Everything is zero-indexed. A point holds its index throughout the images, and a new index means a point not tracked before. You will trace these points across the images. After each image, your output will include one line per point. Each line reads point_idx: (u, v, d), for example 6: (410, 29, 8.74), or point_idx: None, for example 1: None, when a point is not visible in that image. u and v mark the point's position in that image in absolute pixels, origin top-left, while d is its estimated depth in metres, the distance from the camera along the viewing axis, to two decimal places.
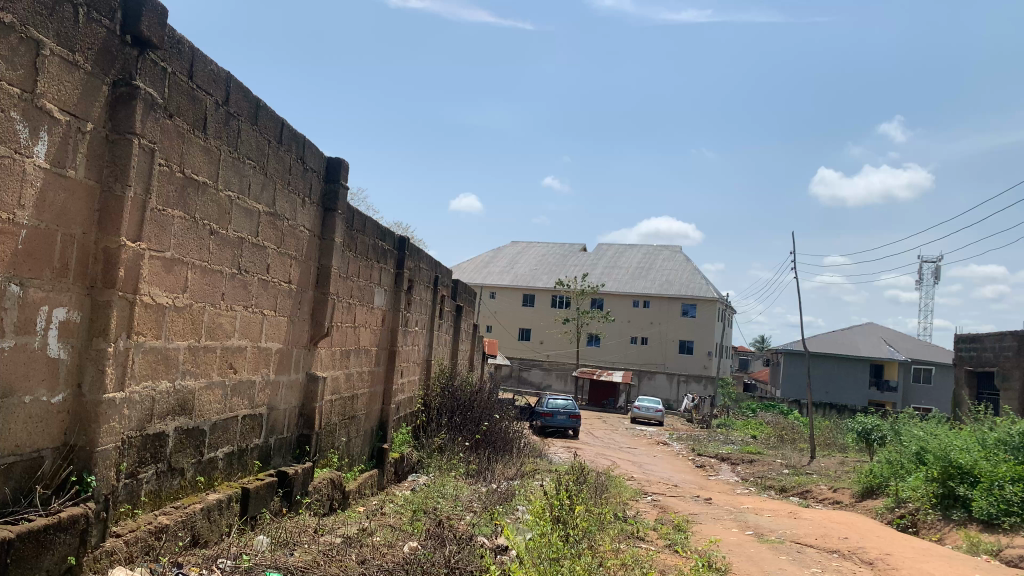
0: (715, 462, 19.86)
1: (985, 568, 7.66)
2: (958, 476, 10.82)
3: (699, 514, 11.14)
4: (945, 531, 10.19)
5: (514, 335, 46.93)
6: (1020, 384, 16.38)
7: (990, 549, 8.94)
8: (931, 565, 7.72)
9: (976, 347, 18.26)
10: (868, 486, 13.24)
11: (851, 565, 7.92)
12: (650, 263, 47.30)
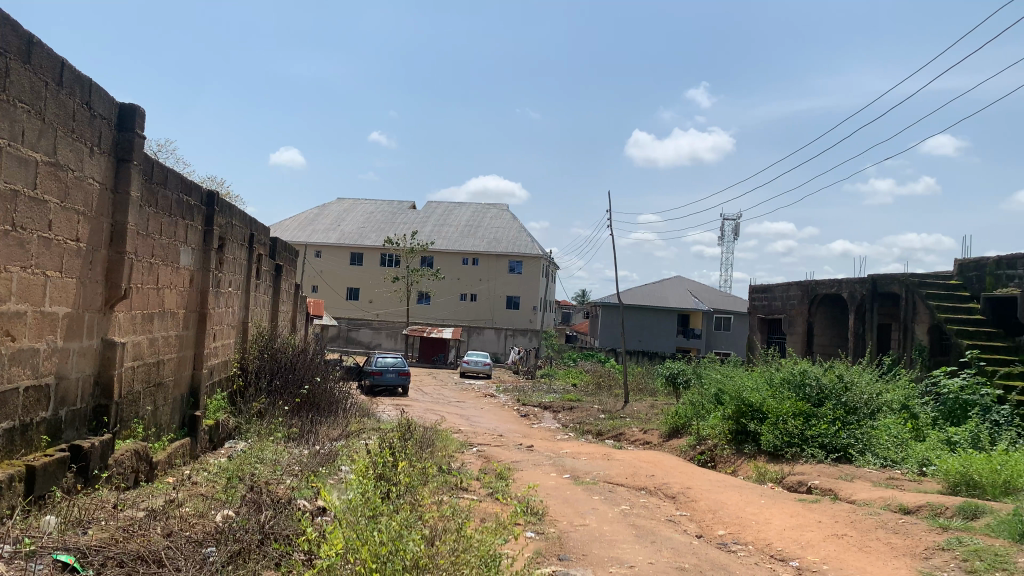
0: (538, 411, 20.66)
1: (769, 495, 8.48)
2: (749, 413, 11.85)
3: (521, 461, 11.55)
4: (738, 464, 11.29)
5: (341, 295, 45.92)
6: (804, 328, 18.18)
7: (774, 477, 9.98)
8: (725, 496, 8.45)
9: (767, 296, 20.06)
10: (674, 426, 14.28)
11: (656, 501, 8.52)
12: (478, 221, 47.78)
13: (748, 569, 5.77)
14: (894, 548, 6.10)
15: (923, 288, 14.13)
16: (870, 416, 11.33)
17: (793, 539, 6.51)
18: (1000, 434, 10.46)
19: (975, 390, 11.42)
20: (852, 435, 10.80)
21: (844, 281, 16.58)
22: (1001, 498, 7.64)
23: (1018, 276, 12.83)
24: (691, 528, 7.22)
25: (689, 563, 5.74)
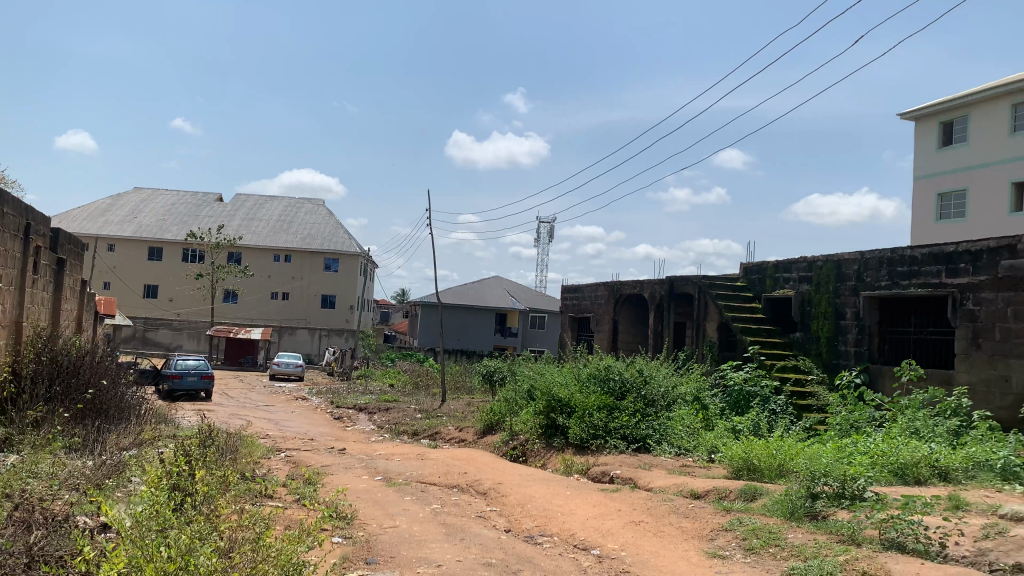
0: (353, 413, 20.23)
1: (575, 486, 8.82)
2: (559, 408, 12.22)
3: (332, 465, 11.23)
4: (548, 457, 11.65)
5: (138, 292, 42.55)
6: (610, 327, 19.13)
7: (580, 469, 10.39)
8: (534, 489, 8.67)
9: (577, 296, 20.91)
10: (488, 423, 14.50)
11: (467, 498, 8.58)
12: (292, 216, 46.09)
13: (552, 560, 5.93)
14: (684, 531, 6.53)
15: (713, 289, 15.28)
16: (666, 407, 12.13)
17: (595, 528, 6.80)
18: (776, 422, 11.61)
19: (756, 381, 12.59)
20: (651, 426, 11.50)
21: (646, 282, 17.58)
22: (776, 480, 8.43)
23: (793, 279, 14.25)
24: (500, 523, 7.34)
25: (496, 558, 5.81)
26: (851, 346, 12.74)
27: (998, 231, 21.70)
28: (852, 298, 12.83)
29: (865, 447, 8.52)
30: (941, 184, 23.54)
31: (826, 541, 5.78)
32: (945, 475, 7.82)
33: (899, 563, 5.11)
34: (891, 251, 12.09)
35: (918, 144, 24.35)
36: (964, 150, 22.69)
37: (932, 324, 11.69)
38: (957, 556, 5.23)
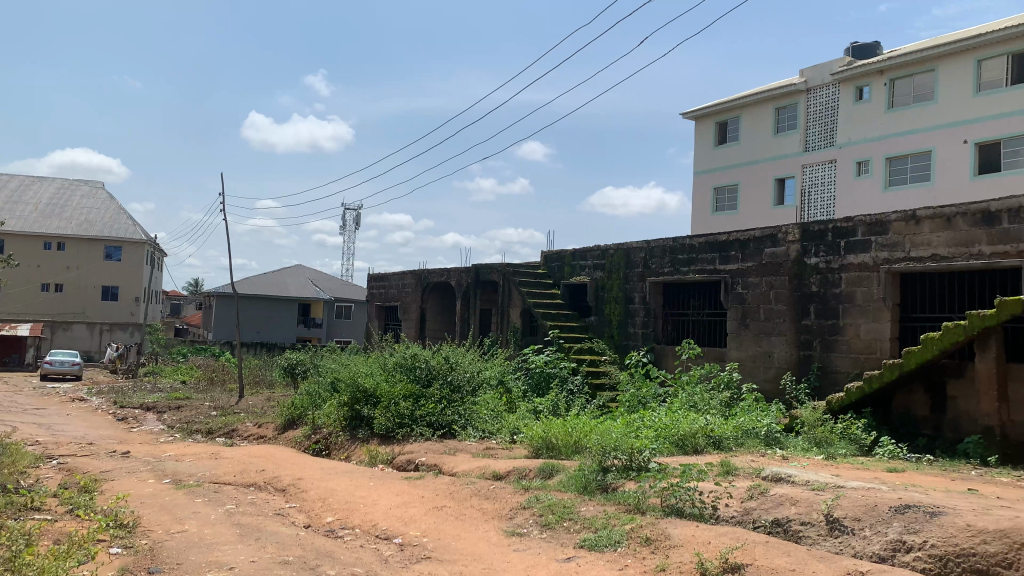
0: (140, 413, 18.72)
1: (379, 476, 8.72)
2: (363, 399, 12.03)
3: (113, 470, 10.31)
4: (352, 449, 11.45)
5: None
6: (417, 315, 19.09)
7: (385, 458, 10.30)
8: (335, 482, 8.47)
9: (383, 285, 20.68)
10: (290, 417, 13.99)
11: (265, 496, 8.23)
12: (65, 199, 41.75)
13: (353, 552, 5.83)
14: (485, 513, 6.68)
15: (516, 276, 15.67)
16: (471, 392, 12.31)
17: (397, 517, 6.76)
18: (574, 402, 12.17)
19: (555, 364, 13.11)
20: (456, 412, 11.64)
21: (452, 270, 17.70)
22: (572, 456, 8.83)
23: (588, 266, 14.97)
24: (299, 519, 7.10)
25: (293, 555, 5.61)
26: (639, 328, 13.63)
27: (764, 222, 24.05)
28: (640, 283, 13.70)
29: (651, 421, 9.14)
30: (717, 180, 25.67)
31: (614, 511, 6.15)
32: (718, 443, 8.59)
33: (678, 526, 5.53)
34: (673, 240, 13.04)
35: (698, 142, 26.40)
36: (736, 148, 24.93)
37: (709, 306, 12.74)
38: (727, 516, 5.78)
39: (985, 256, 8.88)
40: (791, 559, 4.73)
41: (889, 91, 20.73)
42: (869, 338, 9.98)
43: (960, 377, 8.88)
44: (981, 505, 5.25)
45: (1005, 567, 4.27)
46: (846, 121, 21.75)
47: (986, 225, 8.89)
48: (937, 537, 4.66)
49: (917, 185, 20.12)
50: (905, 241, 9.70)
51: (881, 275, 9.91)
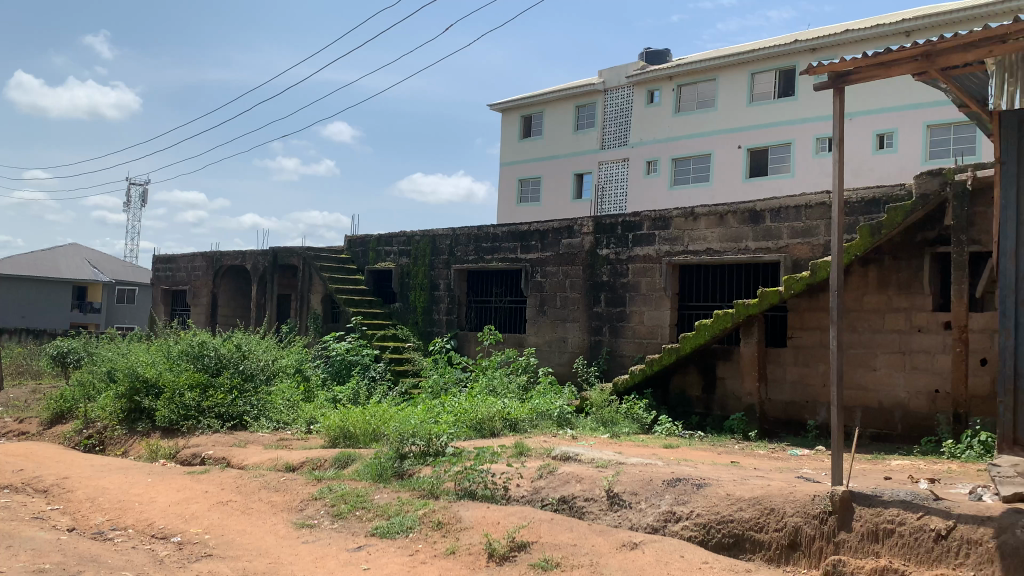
0: None
1: (158, 472, 8.11)
2: (143, 390, 11.14)
3: None
4: (130, 444, 10.59)
5: None
6: (208, 300, 17.96)
7: (167, 453, 9.61)
8: (108, 480, 7.79)
9: (171, 267, 19.23)
10: (58, 411, 12.68)
11: (21, 498, 7.39)
12: None
13: (122, 555, 5.38)
14: (274, 505, 6.42)
15: (317, 261, 15.16)
16: (266, 381, 11.80)
17: (176, 514, 6.33)
18: (375, 389, 12.05)
19: (357, 351, 12.87)
20: (248, 402, 11.13)
21: (248, 252, 16.80)
22: (370, 444, 8.73)
23: (393, 252, 14.83)
24: (61, 522, 6.45)
25: (50, 563, 5.08)
26: (443, 315, 13.73)
27: (563, 214, 25.08)
28: (444, 271, 13.78)
29: (450, 406, 9.23)
30: (521, 171, 26.37)
31: (407, 497, 6.14)
32: (514, 426, 8.85)
33: (469, 509, 5.63)
34: (478, 228, 13.23)
35: (503, 133, 26.95)
36: (540, 142, 25.75)
37: (510, 294, 13.07)
38: (517, 496, 5.96)
39: (751, 251, 9.82)
40: (573, 535, 4.97)
41: (677, 96, 22.32)
42: (651, 325, 10.73)
43: (728, 360, 9.75)
44: (739, 476, 5.81)
45: (757, 531, 4.75)
46: (638, 122, 23.12)
47: (752, 223, 9.82)
48: (701, 507, 5.09)
49: (698, 185, 21.84)
50: (684, 236, 10.48)
51: (663, 266, 10.66)
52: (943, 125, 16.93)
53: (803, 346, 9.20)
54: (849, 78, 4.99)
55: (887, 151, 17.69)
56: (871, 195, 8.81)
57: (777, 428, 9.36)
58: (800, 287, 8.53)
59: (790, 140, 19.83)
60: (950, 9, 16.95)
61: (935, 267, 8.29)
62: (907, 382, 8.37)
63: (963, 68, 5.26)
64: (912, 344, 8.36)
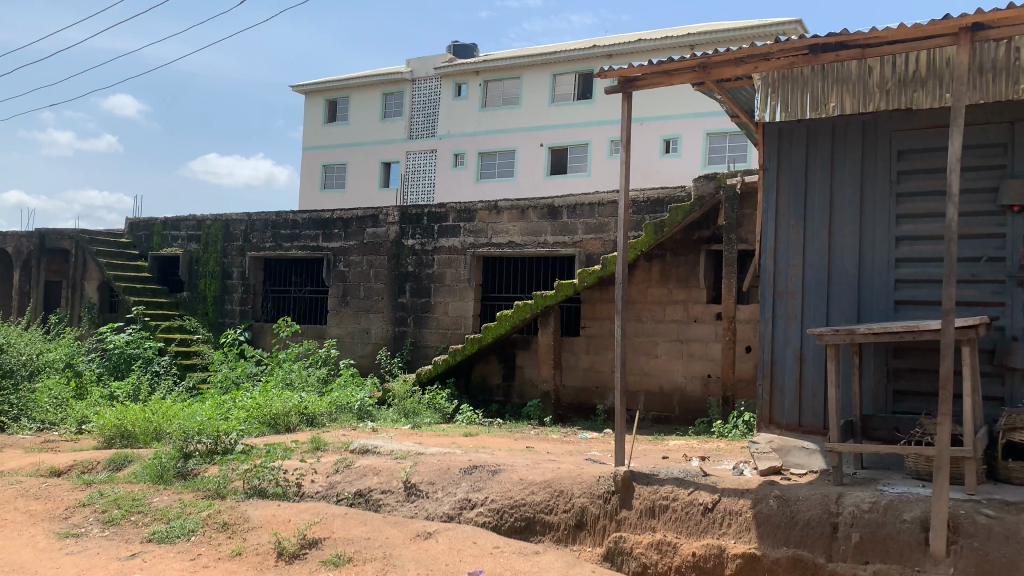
0: None
1: None
2: None
3: None
4: None
5: None
6: None
7: None
8: None
9: None
10: None
11: None
12: None
13: None
14: (33, 515, 5.77)
15: (92, 245, 13.80)
16: (28, 377, 10.58)
17: None
18: (158, 384, 11.24)
19: (138, 344, 11.88)
20: (6, 401, 9.95)
21: (8, 234, 14.97)
22: (151, 444, 8.12)
23: (181, 237, 13.85)
24: None
25: None
26: (236, 305, 13.02)
27: (367, 203, 24.70)
28: (239, 258, 13.07)
29: (242, 401, 8.77)
30: (324, 157, 25.59)
31: (190, 499, 5.77)
32: (311, 420, 8.59)
33: (258, 508, 5.39)
34: (276, 214, 12.68)
35: (306, 116, 26.04)
36: (345, 128, 25.16)
37: (310, 283, 12.67)
38: (311, 492, 5.80)
39: (549, 245, 10.18)
40: (367, 528, 4.91)
41: (483, 91, 22.69)
42: (454, 315, 10.84)
43: (526, 349, 10.07)
44: (533, 461, 6.01)
45: (547, 513, 4.94)
46: (445, 114, 23.23)
47: (550, 218, 10.19)
48: (495, 493, 5.20)
49: (502, 179, 22.36)
50: (487, 229, 10.66)
51: (466, 258, 10.78)
52: (720, 134, 18.50)
53: (595, 335, 9.70)
54: (636, 83, 5.34)
55: (672, 155, 19.03)
56: (657, 196, 9.45)
57: (570, 413, 9.82)
58: (592, 280, 8.96)
59: (587, 140, 20.82)
60: (727, 27, 18.56)
61: (709, 262, 9.05)
62: (684, 367, 9.09)
63: (734, 82, 5.76)
64: (689, 333, 9.07)
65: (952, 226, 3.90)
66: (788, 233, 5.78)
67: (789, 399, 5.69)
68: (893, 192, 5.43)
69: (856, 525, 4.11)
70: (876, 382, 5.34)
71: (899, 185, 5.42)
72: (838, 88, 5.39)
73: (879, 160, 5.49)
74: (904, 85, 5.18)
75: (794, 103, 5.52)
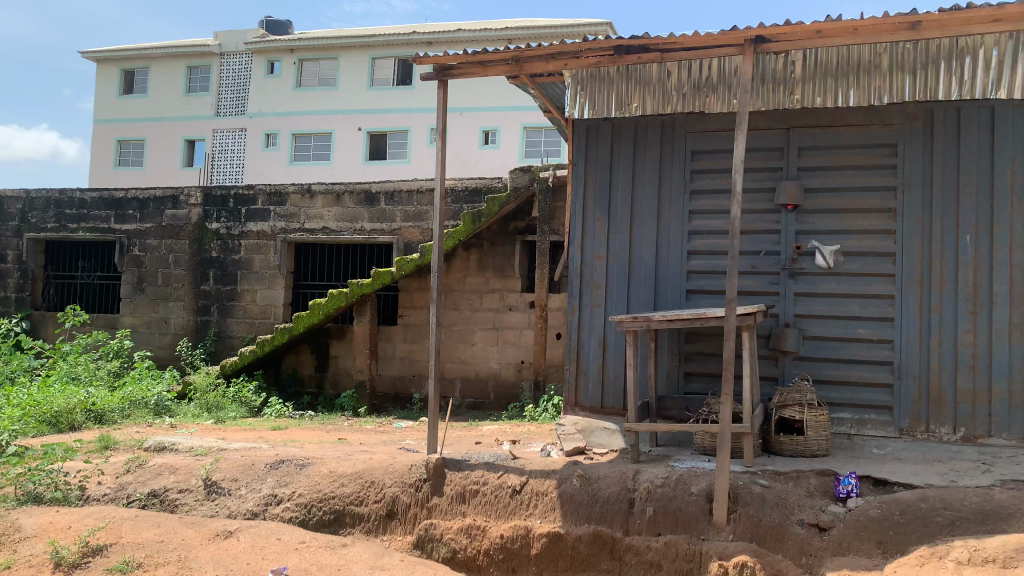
0: None
1: None
2: None
3: None
4: None
5: None
6: None
7: None
8: None
9: None
10: None
11: None
12: None
13: None
14: None
15: None
16: None
17: None
18: None
19: None
20: None
21: None
22: None
23: None
24: None
25: None
26: (11, 292, 11.70)
27: (169, 183, 23.05)
28: (14, 239, 11.73)
29: (17, 398, 7.89)
30: (119, 131, 23.55)
31: None
32: (100, 418, 7.90)
33: (32, 516, 4.87)
34: (58, 191, 11.50)
35: (98, 86, 23.82)
36: (144, 101, 23.29)
37: (99, 269, 11.64)
38: (98, 495, 5.34)
39: (366, 232, 10.00)
40: (160, 531, 4.59)
41: (297, 71, 21.83)
42: (264, 304, 10.39)
43: (340, 338, 9.86)
44: (344, 452, 5.89)
45: (358, 504, 4.87)
46: (256, 92, 22.12)
47: (367, 205, 10.00)
48: (304, 487, 5.03)
49: (317, 162, 21.67)
50: (300, 213, 10.27)
51: (278, 244, 10.34)
52: (536, 128, 19.04)
53: (411, 323, 9.66)
54: (452, 72, 5.35)
55: (490, 147, 19.36)
56: (474, 185, 9.55)
57: (384, 402, 9.73)
58: (409, 268, 8.90)
59: (406, 127, 20.67)
60: (543, 25, 19.07)
61: (523, 253, 9.29)
62: (499, 355, 9.28)
63: (546, 77, 5.92)
64: (503, 321, 9.27)
65: (736, 223, 4.22)
66: (594, 225, 6.04)
67: (592, 383, 5.97)
68: (688, 189, 5.83)
69: (650, 500, 4.38)
70: (671, 366, 5.73)
71: (693, 184, 5.83)
72: (641, 90, 5.69)
73: (676, 160, 5.87)
74: (698, 90, 5.55)
75: (602, 101, 5.77)
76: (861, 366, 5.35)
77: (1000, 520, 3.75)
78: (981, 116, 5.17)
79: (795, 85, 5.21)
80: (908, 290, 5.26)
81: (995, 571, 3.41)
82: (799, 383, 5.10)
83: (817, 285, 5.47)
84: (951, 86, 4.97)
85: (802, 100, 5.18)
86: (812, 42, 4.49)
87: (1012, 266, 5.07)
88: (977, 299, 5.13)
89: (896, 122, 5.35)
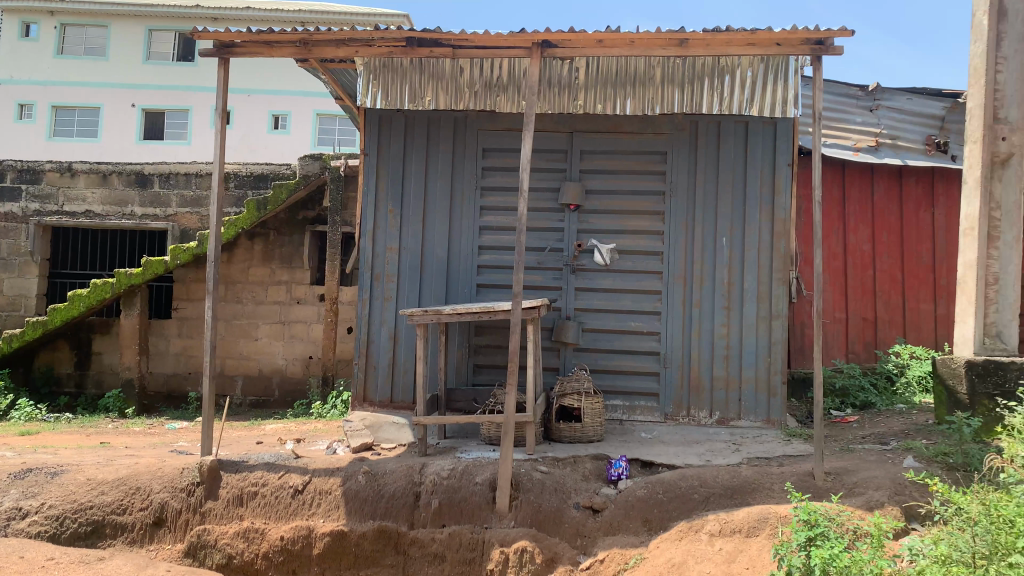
0: None
1: None
2: None
3: None
4: None
5: None
6: None
7: None
8: None
9: None
10: None
11: None
12: None
13: None
14: None
15: None
16: None
17: None
18: None
19: None
20: None
21: None
22: None
23: None
24: None
25: None
26: None
27: None
28: None
29: None
30: None
31: None
32: None
33: None
34: None
35: None
36: None
37: None
38: None
39: (137, 217, 9.21)
40: None
41: (58, 36, 19.62)
42: (13, 294, 9.25)
43: (105, 333, 9.01)
44: (106, 457, 5.38)
45: (120, 513, 4.47)
46: (6, 56, 19.59)
47: (138, 187, 9.21)
48: (55, 497, 4.52)
49: (81, 139, 19.63)
50: (58, 194, 9.23)
51: (30, 227, 9.23)
52: (329, 116, 18.57)
53: (188, 317, 9.03)
54: (233, 50, 5.04)
55: (280, 132, 18.58)
56: (259, 171, 9.11)
57: (156, 402, 9.02)
58: (186, 257, 8.31)
59: (187, 106, 19.34)
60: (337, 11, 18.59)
61: (312, 243, 8.99)
62: (284, 350, 8.93)
63: (338, 64, 5.75)
64: (290, 314, 8.92)
65: (521, 219, 4.34)
66: (385, 217, 5.97)
67: (381, 377, 5.91)
68: (478, 185, 5.93)
69: (435, 492, 4.40)
70: (459, 359, 5.80)
71: (483, 180, 5.94)
72: (434, 84, 5.73)
73: (467, 156, 5.95)
74: (490, 88, 5.70)
75: (394, 92, 5.74)
76: (632, 357, 5.73)
77: (745, 493, 4.17)
78: (737, 130, 5.71)
79: (578, 91, 5.55)
80: (673, 287, 5.71)
81: (740, 540, 3.79)
82: (578, 373, 5.39)
83: (596, 281, 5.79)
84: (713, 102, 5.45)
85: (585, 106, 5.54)
86: (592, 50, 4.72)
87: (760, 266, 5.65)
88: (731, 295, 5.67)
89: (666, 132, 5.77)
